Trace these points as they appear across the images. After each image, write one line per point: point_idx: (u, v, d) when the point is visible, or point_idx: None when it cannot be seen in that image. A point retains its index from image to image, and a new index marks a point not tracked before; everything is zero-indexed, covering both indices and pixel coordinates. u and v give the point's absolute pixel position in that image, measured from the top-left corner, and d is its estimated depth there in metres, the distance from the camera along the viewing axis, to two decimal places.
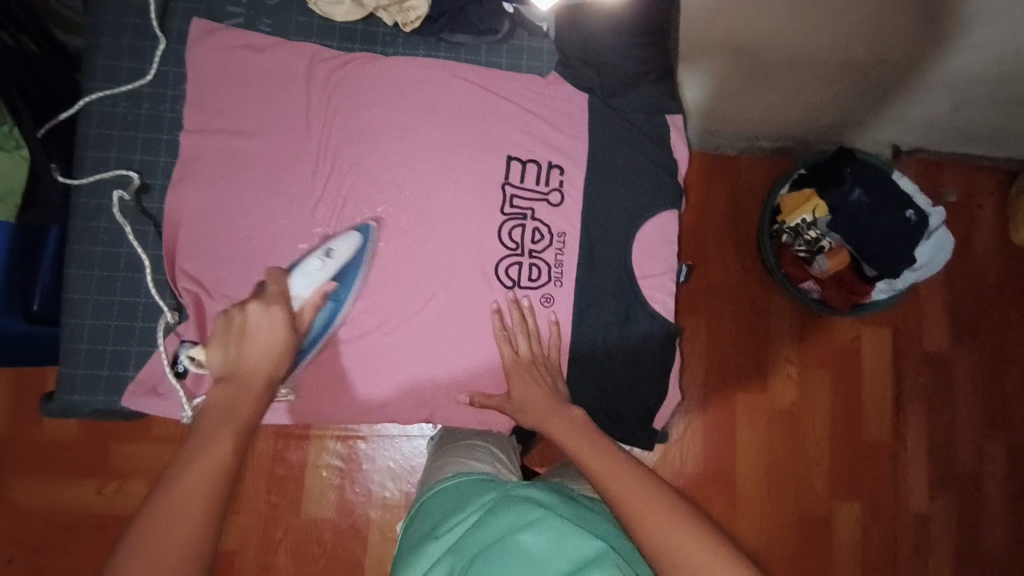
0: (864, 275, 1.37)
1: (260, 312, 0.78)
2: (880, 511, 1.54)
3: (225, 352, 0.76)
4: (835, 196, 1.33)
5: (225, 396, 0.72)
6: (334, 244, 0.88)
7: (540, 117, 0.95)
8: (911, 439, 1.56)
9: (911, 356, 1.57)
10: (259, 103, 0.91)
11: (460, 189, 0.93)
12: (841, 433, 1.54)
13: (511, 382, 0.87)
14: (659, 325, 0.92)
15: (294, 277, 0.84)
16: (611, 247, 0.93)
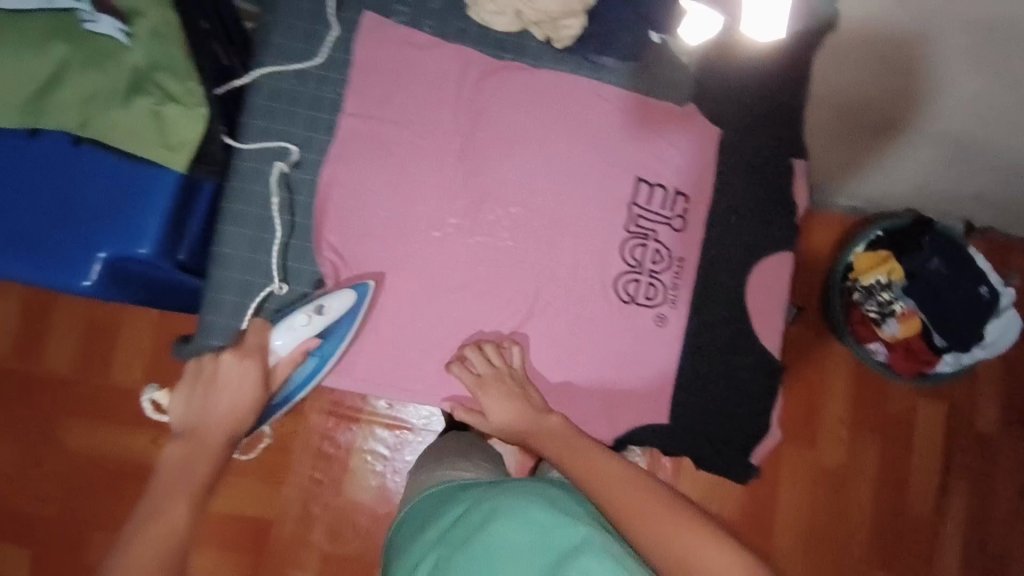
0: (933, 344, 1.36)
1: (233, 365, 0.83)
2: None
3: (189, 402, 0.81)
4: (911, 261, 1.33)
5: (182, 453, 0.78)
6: (325, 300, 0.89)
7: (673, 146, 0.99)
8: (949, 519, 1.54)
9: (959, 435, 1.56)
10: (413, 97, 0.97)
11: (590, 202, 0.97)
12: (885, 503, 1.52)
13: (488, 407, 0.90)
14: (764, 359, 0.95)
15: (279, 329, 0.87)
16: (727, 278, 0.96)
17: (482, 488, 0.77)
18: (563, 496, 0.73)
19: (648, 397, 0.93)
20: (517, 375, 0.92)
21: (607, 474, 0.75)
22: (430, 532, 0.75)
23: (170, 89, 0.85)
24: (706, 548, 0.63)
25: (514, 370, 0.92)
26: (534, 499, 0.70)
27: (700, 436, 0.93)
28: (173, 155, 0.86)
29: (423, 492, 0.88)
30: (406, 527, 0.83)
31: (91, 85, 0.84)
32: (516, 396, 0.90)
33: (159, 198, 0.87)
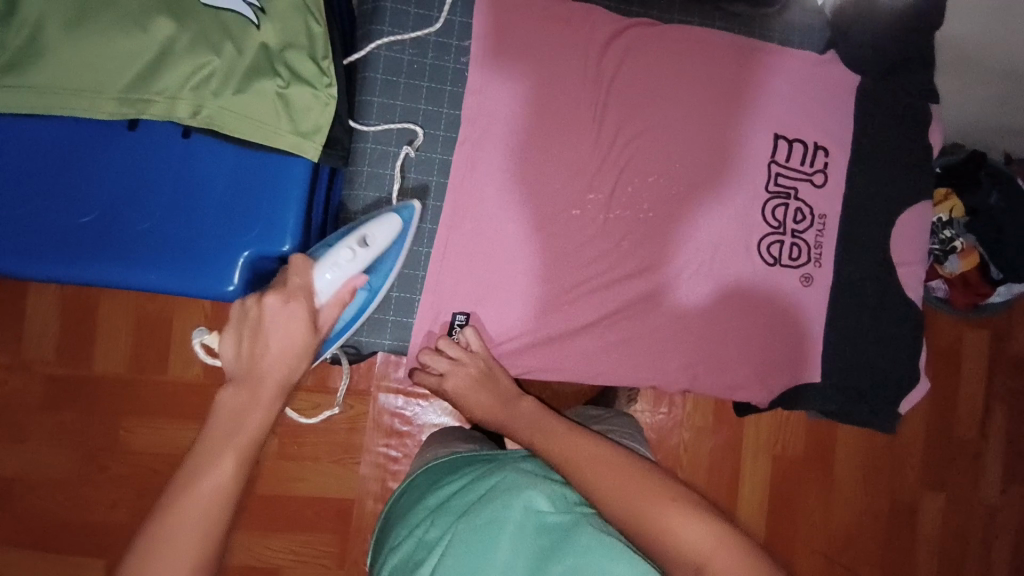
0: (989, 278, 1.34)
1: (278, 308, 0.64)
2: (959, 500, 1.67)
3: (239, 347, 0.63)
4: (973, 198, 1.29)
5: (236, 403, 0.60)
6: (369, 231, 0.79)
7: (808, 97, 0.95)
8: (993, 435, 1.69)
9: (1001, 360, 1.68)
10: (541, 61, 0.90)
11: (730, 164, 0.93)
12: (937, 426, 1.65)
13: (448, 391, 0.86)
14: (908, 311, 0.95)
15: (322, 267, 0.73)
16: (871, 231, 0.95)
17: (483, 465, 0.75)
18: (545, 470, 0.70)
19: (797, 357, 0.93)
20: (495, 364, 0.87)
21: (584, 450, 0.65)
22: (417, 509, 0.72)
23: (299, 70, 0.78)
24: (682, 521, 0.55)
25: (486, 355, 0.88)
26: (526, 473, 0.67)
27: (853, 392, 0.94)
28: (306, 142, 0.79)
29: (419, 472, 0.85)
30: (401, 503, 0.81)
31: (210, 68, 0.76)
32: (485, 381, 0.85)
33: (295, 188, 0.81)
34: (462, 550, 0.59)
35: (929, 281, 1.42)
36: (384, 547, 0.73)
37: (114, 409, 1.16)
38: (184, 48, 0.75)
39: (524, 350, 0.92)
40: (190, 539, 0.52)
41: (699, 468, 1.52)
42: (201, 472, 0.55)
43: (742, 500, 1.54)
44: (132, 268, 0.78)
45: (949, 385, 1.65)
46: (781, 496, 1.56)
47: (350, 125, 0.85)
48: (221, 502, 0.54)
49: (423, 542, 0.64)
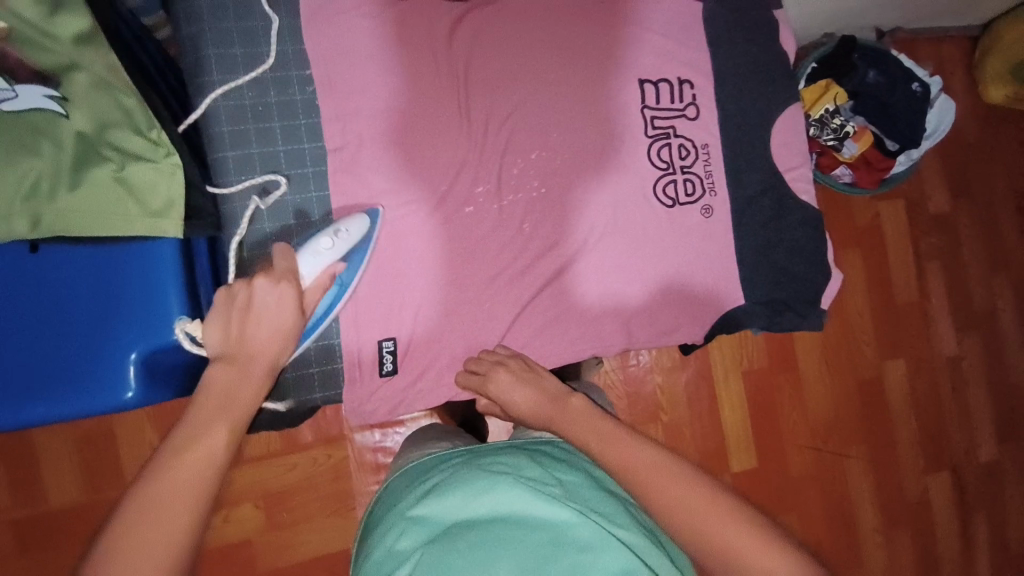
0: (888, 150, 1.45)
1: (270, 290, 0.69)
2: (920, 360, 1.78)
3: (226, 328, 0.67)
4: (851, 82, 1.39)
5: (225, 377, 0.63)
6: (341, 224, 0.81)
7: (659, 34, 0.95)
8: (933, 290, 1.79)
9: (922, 221, 1.78)
10: (388, 67, 0.87)
11: (604, 121, 0.94)
12: (881, 299, 1.75)
13: (501, 390, 0.85)
14: (808, 211, 0.98)
15: (302, 256, 0.76)
16: (752, 146, 0.97)
17: (456, 465, 0.74)
18: (521, 464, 0.68)
19: (721, 286, 0.95)
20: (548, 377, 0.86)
21: (639, 461, 0.65)
22: (389, 515, 0.69)
23: (129, 148, 0.72)
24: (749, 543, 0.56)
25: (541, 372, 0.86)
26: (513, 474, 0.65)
27: (779, 302, 0.96)
28: (163, 222, 0.74)
29: (393, 476, 0.84)
30: (377, 509, 0.80)
31: (32, 175, 0.68)
32: (531, 381, 0.85)
33: (166, 271, 0.76)
34: (448, 560, 0.56)
35: (833, 170, 1.50)
36: (360, 553, 0.71)
37: (72, 541, 1.08)
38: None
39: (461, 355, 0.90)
40: (174, 517, 0.53)
41: (678, 405, 1.55)
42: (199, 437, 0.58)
43: (726, 422, 1.59)
44: (17, 404, 0.72)
45: (880, 259, 1.74)
46: (760, 407, 1.62)
47: (209, 191, 0.80)
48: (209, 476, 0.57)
49: (392, 550, 0.61)
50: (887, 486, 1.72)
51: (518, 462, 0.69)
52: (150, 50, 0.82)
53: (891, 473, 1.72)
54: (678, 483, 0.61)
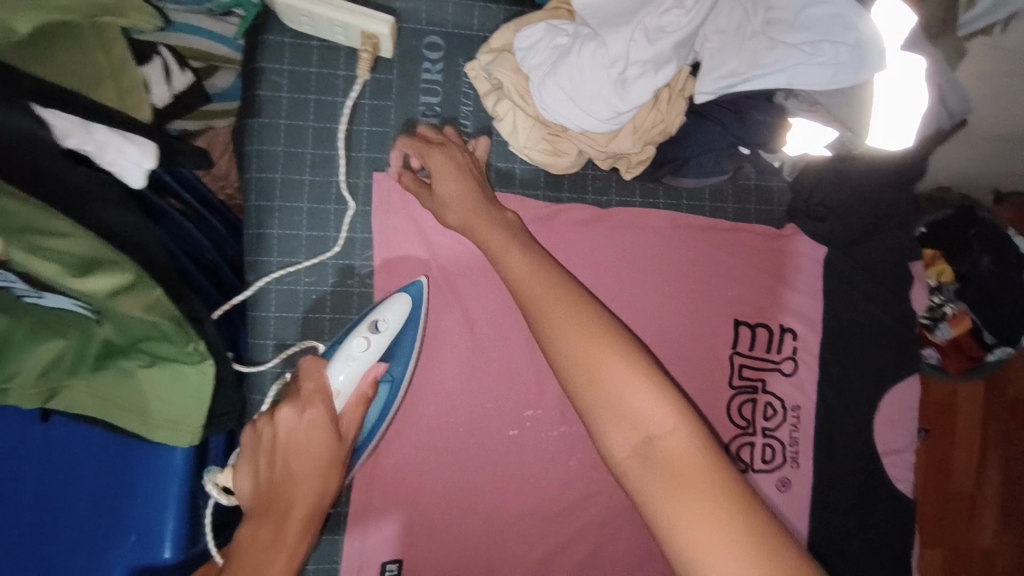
0: (982, 342, 1.14)
1: (295, 421, 0.61)
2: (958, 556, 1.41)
3: (257, 474, 0.61)
4: (962, 264, 1.12)
5: (258, 540, 0.57)
6: (378, 314, 0.70)
7: (767, 274, 0.84)
8: (991, 481, 1.42)
9: (994, 401, 1.42)
10: (463, 269, 0.78)
11: (690, 363, 0.82)
12: (928, 480, 1.39)
13: (436, 170, 0.68)
14: (897, 501, 0.87)
15: (333, 363, 0.66)
16: (851, 420, 0.85)
17: None
18: None
19: None
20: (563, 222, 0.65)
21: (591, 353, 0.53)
22: None
23: (162, 352, 0.64)
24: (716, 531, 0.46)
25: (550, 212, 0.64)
26: None
27: None
28: (181, 430, 0.66)
29: None
30: None
31: (51, 355, 0.61)
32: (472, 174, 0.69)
33: (174, 483, 0.69)
34: None
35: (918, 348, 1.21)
36: None
37: None
38: (18, 340, 0.59)
39: None
40: None
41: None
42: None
43: None
44: None
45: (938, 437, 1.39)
46: None
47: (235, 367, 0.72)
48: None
49: None
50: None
51: None
52: (210, 221, 0.77)
53: None
54: (646, 403, 0.50)
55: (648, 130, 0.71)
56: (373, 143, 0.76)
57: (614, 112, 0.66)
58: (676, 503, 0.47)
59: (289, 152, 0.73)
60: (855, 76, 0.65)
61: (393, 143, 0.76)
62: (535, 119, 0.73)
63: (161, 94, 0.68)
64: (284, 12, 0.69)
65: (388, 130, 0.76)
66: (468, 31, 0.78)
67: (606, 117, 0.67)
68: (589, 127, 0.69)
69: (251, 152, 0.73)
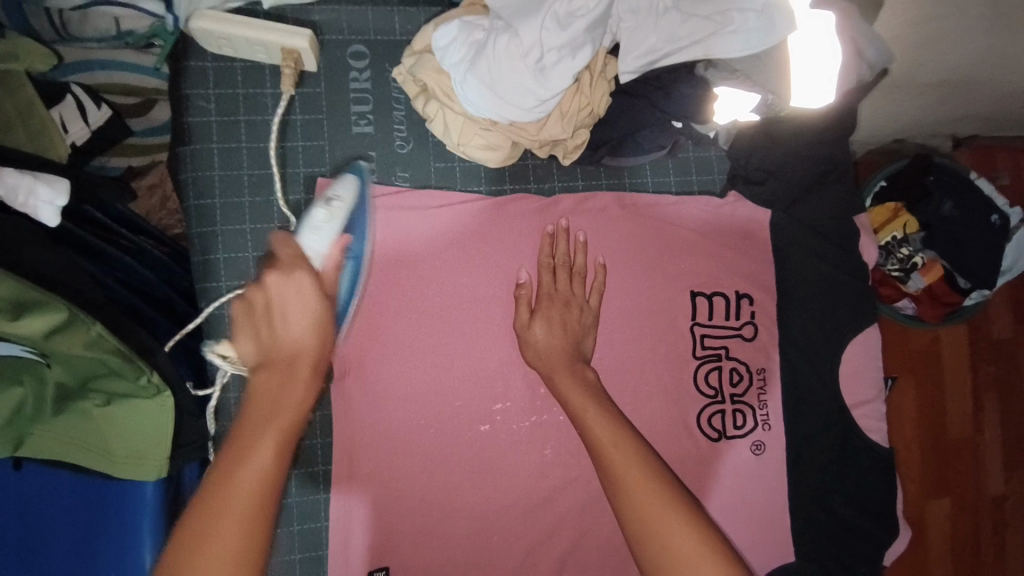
0: (957, 287, 1.16)
1: (284, 283, 0.58)
2: (967, 501, 1.42)
3: (257, 334, 0.57)
4: (924, 211, 1.12)
5: (269, 387, 0.54)
6: (332, 190, 0.70)
7: (718, 241, 0.85)
8: (987, 425, 1.44)
9: (980, 346, 1.44)
10: (414, 272, 0.78)
11: (651, 339, 0.82)
12: (928, 431, 1.40)
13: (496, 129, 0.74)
14: (877, 453, 0.86)
15: (303, 237, 0.65)
16: (819, 377, 0.85)
17: None
18: None
19: (771, 538, 0.82)
20: (580, 304, 0.78)
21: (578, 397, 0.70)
22: None
23: (115, 389, 0.63)
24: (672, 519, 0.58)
25: (573, 292, 0.77)
26: None
27: (837, 561, 0.83)
28: (146, 466, 0.65)
29: None
30: None
31: (11, 404, 0.60)
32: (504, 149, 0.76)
33: (143, 521, 0.67)
34: None
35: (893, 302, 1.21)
36: None
37: None
38: None
39: None
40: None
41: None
42: (241, 461, 0.50)
43: None
44: None
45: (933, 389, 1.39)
46: None
47: (195, 394, 0.72)
48: (261, 488, 0.50)
49: None
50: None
51: None
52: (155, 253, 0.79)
53: None
54: (610, 431, 0.65)
55: (575, 114, 0.72)
56: (309, 157, 0.77)
57: (537, 100, 0.68)
58: (625, 499, 0.60)
59: (224, 176, 0.74)
60: (766, 41, 0.67)
61: (329, 154, 0.77)
62: (464, 116, 0.73)
63: (78, 132, 0.69)
64: (201, 35, 0.72)
65: (322, 144, 0.77)
66: (391, 36, 0.79)
67: (530, 105, 0.68)
68: (516, 118, 0.70)
69: (187, 180, 0.74)
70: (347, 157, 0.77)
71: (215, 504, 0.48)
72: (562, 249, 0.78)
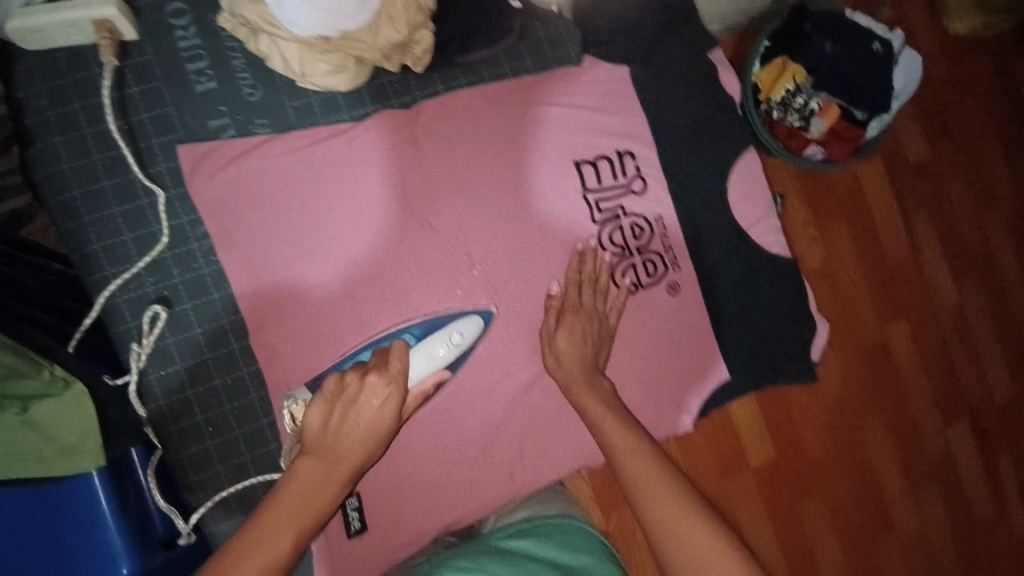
0: (856, 121, 1.21)
1: (377, 388, 0.69)
2: (923, 316, 1.54)
3: (326, 419, 0.68)
4: (807, 56, 1.18)
5: (313, 475, 0.64)
6: (454, 328, 0.79)
7: (588, 108, 0.88)
8: (927, 245, 1.53)
9: (904, 174, 1.51)
10: (304, 213, 0.79)
11: (546, 217, 0.86)
12: (873, 265, 1.48)
13: (333, 45, 0.74)
14: (779, 264, 0.92)
15: (415, 358, 0.76)
16: (711, 210, 0.90)
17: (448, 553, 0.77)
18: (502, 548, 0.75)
19: (698, 364, 0.90)
20: (602, 319, 0.84)
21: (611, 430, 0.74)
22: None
23: (24, 389, 0.62)
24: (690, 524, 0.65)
25: (595, 304, 0.83)
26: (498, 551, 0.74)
27: (762, 367, 0.92)
28: (79, 457, 0.65)
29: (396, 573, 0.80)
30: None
31: None
32: (349, 69, 0.76)
33: (100, 506, 0.69)
34: None
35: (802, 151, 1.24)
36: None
37: None
38: None
39: (425, 493, 0.82)
40: None
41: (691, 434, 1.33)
42: (278, 530, 0.59)
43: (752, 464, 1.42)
44: None
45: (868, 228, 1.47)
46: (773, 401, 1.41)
47: (113, 384, 0.74)
48: (279, 564, 0.58)
49: None
50: (916, 473, 1.53)
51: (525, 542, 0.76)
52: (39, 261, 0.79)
53: (913, 451, 1.53)
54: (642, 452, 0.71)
55: (403, 11, 0.73)
56: (159, 128, 0.77)
57: None
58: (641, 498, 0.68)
59: (77, 166, 0.74)
60: None
61: (179, 119, 0.77)
62: (296, 41, 0.73)
63: None
64: (18, 35, 0.70)
65: (169, 111, 0.77)
66: None
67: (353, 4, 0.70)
68: (346, 26, 0.71)
69: (42, 180, 0.74)
70: (199, 118, 0.78)
71: (246, 555, 0.57)
72: (589, 268, 0.85)
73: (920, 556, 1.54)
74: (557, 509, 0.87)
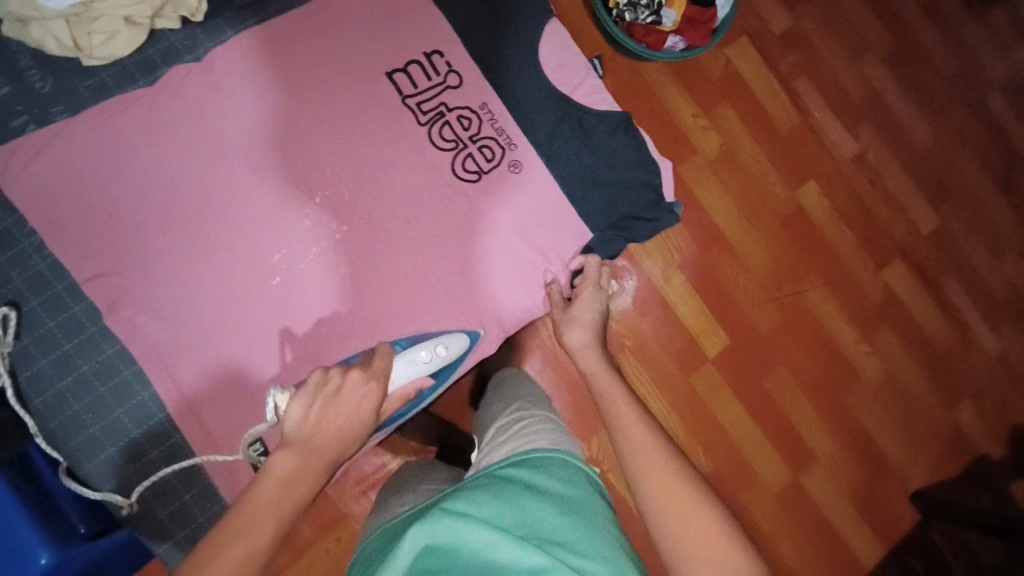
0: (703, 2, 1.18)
1: (359, 385, 0.64)
2: (832, 173, 1.37)
3: (307, 412, 0.60)
4: None
5: (292, 468, 0.55)
6: (443, 341, 0.81)
7: (383, 22, 0.90)
8: (813, 104, 1.37)
9: (770, 38, 1.35)
10: (124, 185, 0.80)
11: (371, 130, 0.87)
12: (764, 135, 1.32)
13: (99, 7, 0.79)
14: (612, 121, 0.96)
15: (399, 362, 0.75)
16: (531, 85, 0.93)
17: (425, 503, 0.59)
18: (498, 485, 0.56)
19: (561, 231, 0.92)
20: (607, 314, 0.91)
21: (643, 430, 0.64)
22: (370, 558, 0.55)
23: None
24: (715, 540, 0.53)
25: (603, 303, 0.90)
26: (494, 487, 0.56)
27: (622, 220, 0.96)
28: None
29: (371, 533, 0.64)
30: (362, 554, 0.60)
31: None
32: (126, 32, 0.82)
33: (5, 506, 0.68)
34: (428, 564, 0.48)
35: (662, 47, 1.20)
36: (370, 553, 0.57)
37: None
38: None
39: None
40: None
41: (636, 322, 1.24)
42: (261, 516, 0.50)
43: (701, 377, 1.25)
44: None
45: (751, 99, 1.32)
46: (711, 292, 1.27)
47: None
48: (262, 554, 0.48)
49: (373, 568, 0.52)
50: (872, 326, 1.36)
51: (525, 475, 0.58)
52: None
53: (870, 320, 1.35)
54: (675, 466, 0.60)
55: None
56: None
57: None
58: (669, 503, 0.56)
59: None
60: None
61: None
62: (63, 17, 0.78)
63: None
64: None
65: None
66: None
67: None
68: None
69: None
70: None
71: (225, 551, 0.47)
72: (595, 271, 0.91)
73: (903, 411, 1.36)
74: (548, 441, 0.67)
